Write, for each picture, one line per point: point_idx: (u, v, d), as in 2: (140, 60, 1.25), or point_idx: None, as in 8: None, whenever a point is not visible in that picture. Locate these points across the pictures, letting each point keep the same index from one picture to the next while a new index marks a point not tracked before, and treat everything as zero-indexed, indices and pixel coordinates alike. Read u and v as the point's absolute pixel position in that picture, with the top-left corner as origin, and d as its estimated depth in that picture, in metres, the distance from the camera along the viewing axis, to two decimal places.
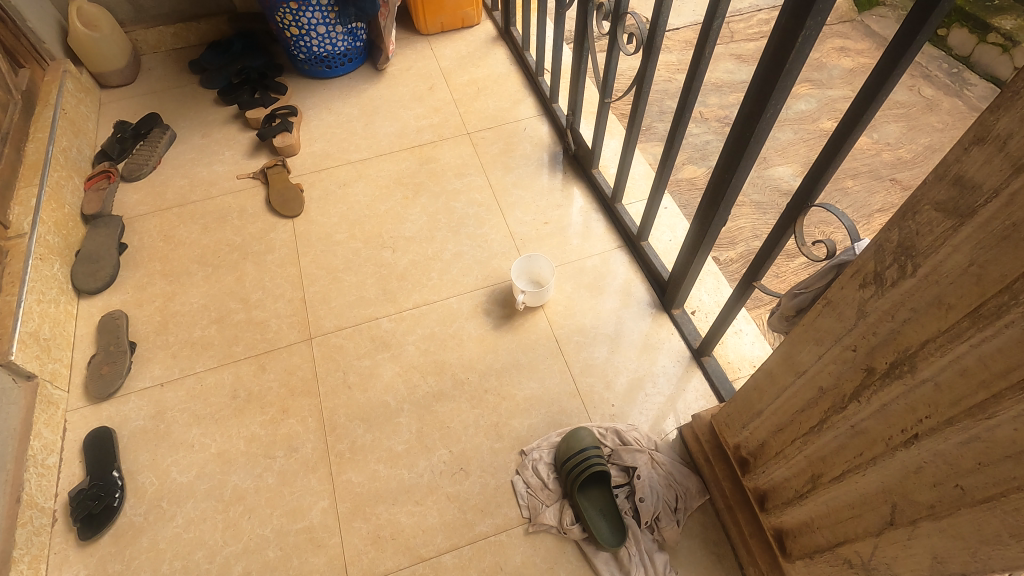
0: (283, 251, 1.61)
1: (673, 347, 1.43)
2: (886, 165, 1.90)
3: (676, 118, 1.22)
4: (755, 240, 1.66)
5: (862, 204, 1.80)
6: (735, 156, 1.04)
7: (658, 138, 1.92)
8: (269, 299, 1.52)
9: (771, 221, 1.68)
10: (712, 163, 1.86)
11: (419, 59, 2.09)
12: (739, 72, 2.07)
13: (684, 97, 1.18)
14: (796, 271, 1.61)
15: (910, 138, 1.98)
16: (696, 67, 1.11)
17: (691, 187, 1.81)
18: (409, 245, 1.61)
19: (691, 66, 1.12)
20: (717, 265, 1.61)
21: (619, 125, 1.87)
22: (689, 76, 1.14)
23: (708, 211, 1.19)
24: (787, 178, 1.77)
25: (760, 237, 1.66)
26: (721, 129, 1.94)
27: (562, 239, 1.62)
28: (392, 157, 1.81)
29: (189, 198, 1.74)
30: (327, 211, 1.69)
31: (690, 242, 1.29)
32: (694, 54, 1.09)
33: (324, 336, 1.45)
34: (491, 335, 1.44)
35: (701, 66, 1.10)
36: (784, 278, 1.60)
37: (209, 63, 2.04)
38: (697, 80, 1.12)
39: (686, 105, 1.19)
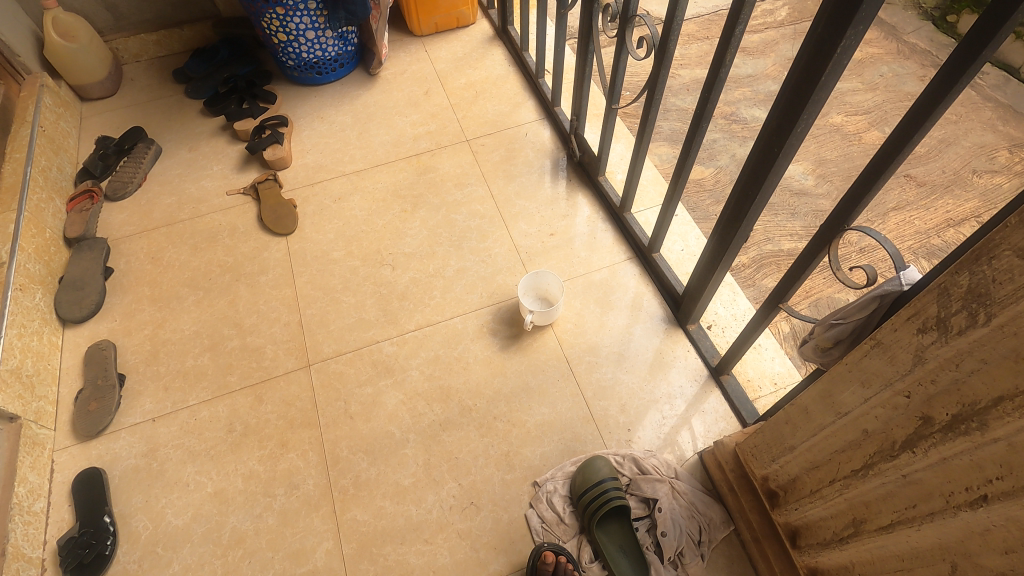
0: (277, 272, 1.54)
1: (689, 366, 1.36)
2: None
3: (692, 128, 1.15)
4: (769, 244, 1.59)
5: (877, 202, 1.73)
6: (760, 171, 0.96)
7: (665, 138, 1.84)
8: (265, 324, 1.45)
9: (784, 222, 1.61)
10: (720, 164, 1.79)
11: (413, 62, 2.00)
12: (745, 67, 1.98)
13: (701, 107, 1.10)
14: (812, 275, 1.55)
15: None
16: (716, 74, 1.02)
17: (698, 189, 1.74)
18: (409, 262, 1.54)
19: (710, 73, 1.04)
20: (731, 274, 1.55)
21: (625, 128, 1.78)
22: (706, 84, 1.06)
23: (729, 227, 1.12)
24: (798, 177, 1.71)
25: (773, 241, 1.59)
26: (728, 126, 1.86)
27: (569, 251, 1.54)
28: (388, 168, 1.73)
29: (177, 216, 1.66)
30: (322, 227, 1.61)
31: (709, 259, 1.22)
32: (713, 60, 1.01)
33: (323, 362, 1.38)
34: (498, 357, 1.38)
35: (722, 73, 1.01)
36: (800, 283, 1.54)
37: (194, 72, 1.95)
38: (716, 90, 1.05)
39: (704, 115, 1.11)
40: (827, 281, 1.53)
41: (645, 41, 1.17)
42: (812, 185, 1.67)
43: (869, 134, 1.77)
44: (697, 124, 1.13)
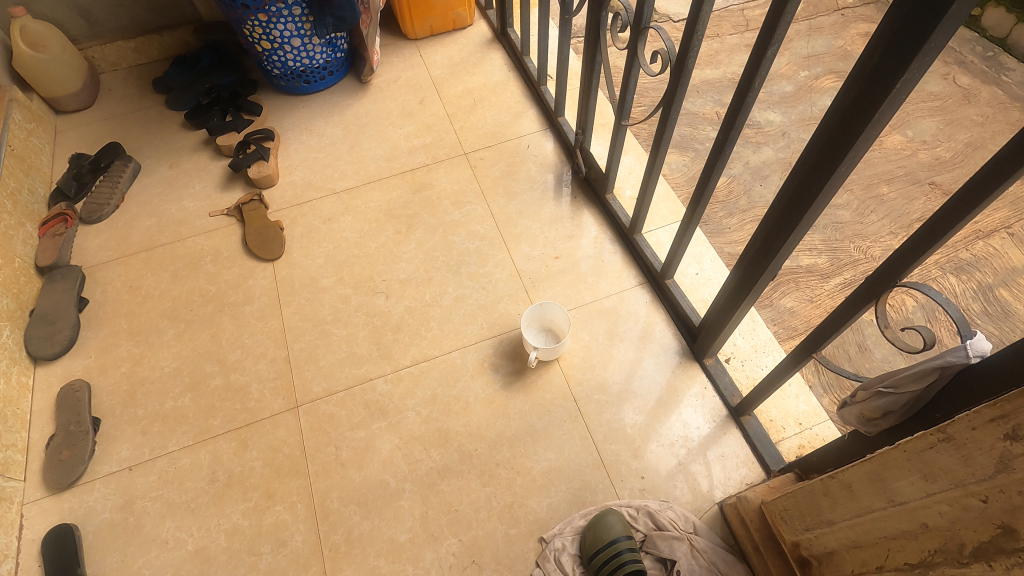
0: (262, 301, 1.44)
1: (706, 404, 1.26)
2: (923, 166, 1.61)
3: (713, 154, 1.04)
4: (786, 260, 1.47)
5: (900, 211, 1.53)
6: (792, 211, 0.85)
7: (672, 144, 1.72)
8: (250, 360, 1.35)
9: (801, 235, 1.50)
10: (734, 173, 1.67)
11: (407, 68, 1.88)
12: None
13: (723, 133, 0.99)
14: (832, 294, 1.39)
15: (948, 134, 1.68)
16: (741, 99, 0.91)
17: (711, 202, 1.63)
18: (404, 289, 1.44)
19: (735, 97, 0.92)
20: None
21: (633, 138, 1.67)
22: (730, 108, 0.95)
23: (754, 265, 1.01)
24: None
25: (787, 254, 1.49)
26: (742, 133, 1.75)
27: (575, 276, 1.44)
28: (381, 185, 1.62)
29: (157, 240, 1.55)
30: (311, 251, 1.51)
31: (731, 296, 1.12)
32: (740, 85, 0.90)
33: (311, 403, 1.29)
34: (500, 395, 1.28)
35: (749, 98, 0.90)
36: (819, 303, 1.39)
37: (174, 82, 1.83)
38: (741, 115, 0.93)
39: (726, 142, 1.00)
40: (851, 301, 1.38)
41: (660, 54, 1.05)
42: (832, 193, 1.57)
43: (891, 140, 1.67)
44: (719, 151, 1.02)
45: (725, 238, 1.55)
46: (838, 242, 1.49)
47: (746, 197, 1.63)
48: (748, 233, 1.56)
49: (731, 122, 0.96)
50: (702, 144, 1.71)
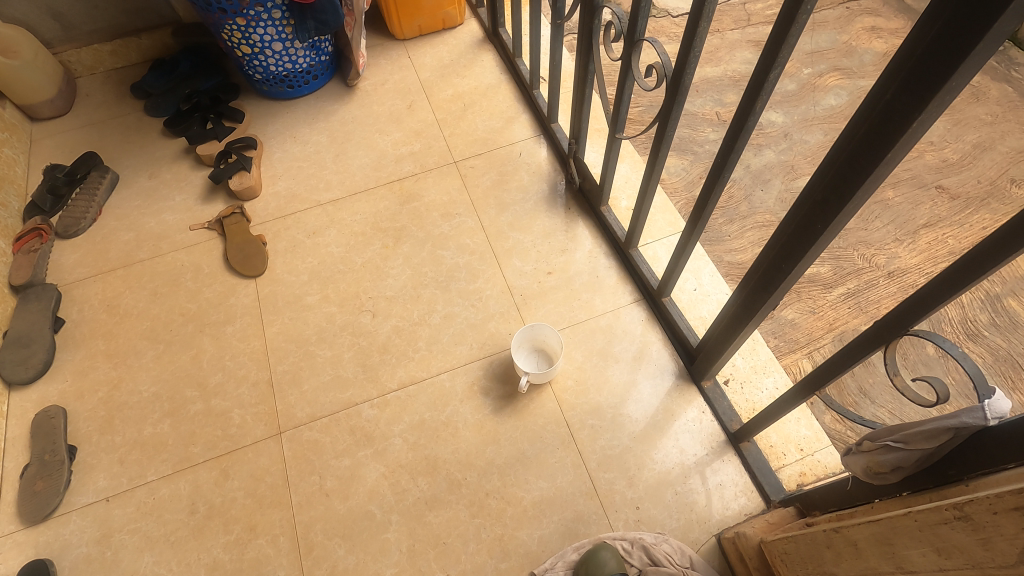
0: (245, 321, 1.39)
1: (704, 429, 1.21)
2: (930, 168, 1.53)
3: (712, 176, 0.98)
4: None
5: (905, 216, 1.46)
6: (795, 245, 0.79)
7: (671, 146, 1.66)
8: (231, 384, 1.30)
9: None
10: (734, 177, 1.61)
11: (395, 71, 1.81)
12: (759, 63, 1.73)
13: (722, 155, 0.93)
14: (835, 304, 1.34)
15: (957, 134, 1.59)
16: (743, 121, 0.85)
17: None
18: (391, 307, 1.39)
19: (735, 118, 0.87)
20: None
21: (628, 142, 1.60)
22: (730, 131, 0.89)
23: (754, 295, 0.95)
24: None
25: None
26: None
27: (569, 293, 1.39)
28: (367, 196, 1.57)
29: (136, 256, 1.50)
30: (295, 266, 1.46)
31: (730, 322, 1.06)
32: (740, 107, 0.84)
33: (295, 430, 1.24)
34: (490, 421, 1.23)
35: (750, 121, 0.84)
36: (823, 314, 1.33)
37: (153, 88, 1.76)
38: (742, 137, 0.88)
39: (726, 165, 0.94)
40: (855, 312, 1.32)
41: (655, 68, 0.99)
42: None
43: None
44: (717, 173, 0.97)
45: (726, 246, 1.53)
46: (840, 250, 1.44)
47: (747, 202, 1.57)
48: (748, 241, 1.53)
49: (731, 144, 0.91)
50: (702, 146, 1.63)
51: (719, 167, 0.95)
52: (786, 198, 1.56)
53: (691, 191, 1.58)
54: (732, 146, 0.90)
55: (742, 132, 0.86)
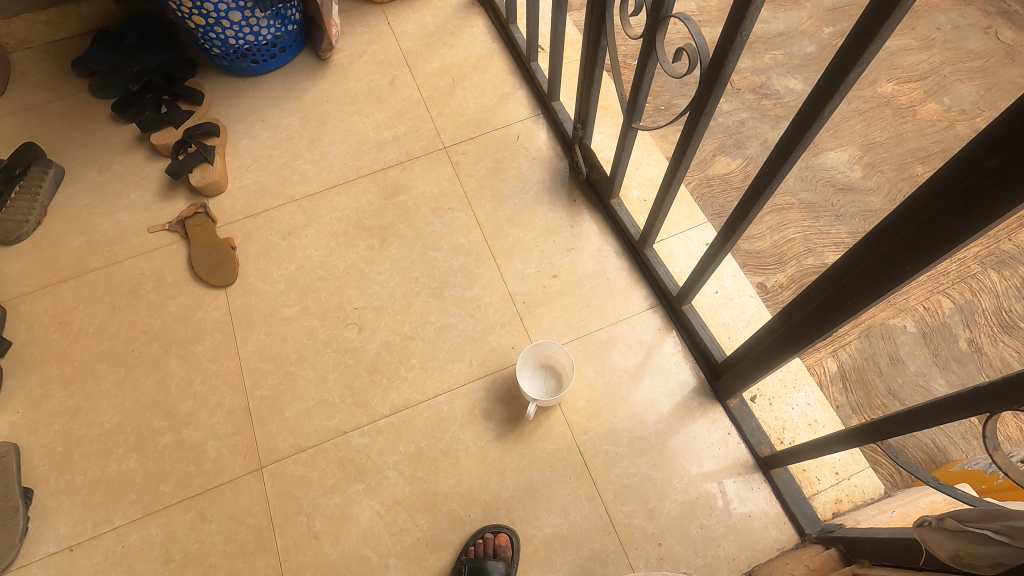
0: (215, 338, 1.24)
1: (730, 452, 1.10)
2: None
3: (755, 185, 0.83)
4: (809, 256, 1.23)
5: None
6: (870, 281, 0.66)
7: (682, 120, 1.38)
8: (204, 412, 1.17)
9: (828, 228, 1.23)
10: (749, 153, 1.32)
11: (373, 40, 1.60)
12: None
13: (770, 164, 0.78)
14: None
15: None
16: (803, 128, 0.70)
17: (725, 188, 1.34)
18: (379, 319, 1.24)
19: (792, 125, 0.71)
20: (764, 298, 1.24)
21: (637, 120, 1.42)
22: (782, 137, 0.74)
23: (801, 326, 0.81)
24: (841, 165, 1.25)
25: (815, 254, 1.22)
26: (758, 101, 1.31)
27: (577, 299, 1.25)
28: (348, 189, 1.39)
29: (88, 264, 1.33)
30: (270, 274, 1.30)
31: (766, 349, 0.94)
32: (802, 110, 0.68)
33: (277, 464, 1.12)
34: (494, 448, 1.11)
35: (813, 129, 0.69)
36: None
37: (97, 64, 1.53)
38: (799, 148, 0.72)
39: (774, 175, 0.78)
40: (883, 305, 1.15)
41: (686, 52, 0.82)
42: (864, 174, 1.23)
43: (926, 107, 1.16)
44: (760, 185, 0.81)
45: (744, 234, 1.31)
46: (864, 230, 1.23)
47: None
48: (765, 227, 1.28)
49: (782, 154, 0.75)
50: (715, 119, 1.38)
51: (765, 178, 0.80)
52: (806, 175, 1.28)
53: (703, 170, 1.36)
54: (785, 156, 0.75)
55: (800, 142, 0.71)
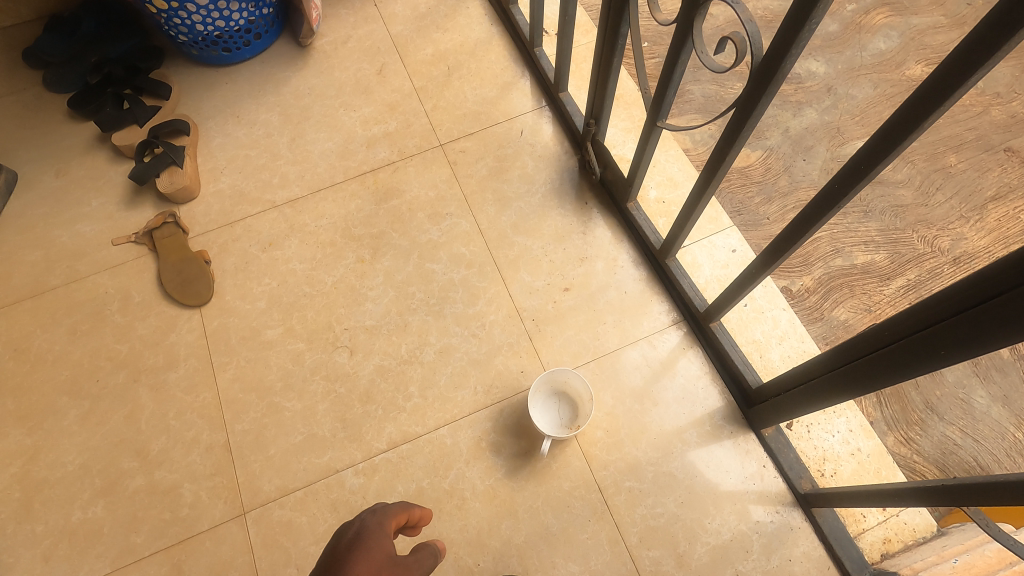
0: (190, 365, 1.11)
1: (766, 486, 1.00)
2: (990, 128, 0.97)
3: (816, 204, 0.71)
4: (837, 258, 1.05)
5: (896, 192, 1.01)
6: (978, 332, 0.55)
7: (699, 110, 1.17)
8: (179, 450, 1.05)
9: (854, 226, 1.04)
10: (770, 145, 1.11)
11: (359, 24, 1.45)
12: None
13: (839, 181, 0.66)
14: (893, 301, 0.98)
15: None
16: (890, 142, 0.58)
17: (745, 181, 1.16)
18: (372, 341, 1.12)
19: (875, 137, 0.60)
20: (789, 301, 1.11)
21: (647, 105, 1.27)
22: (861, 151, 0.62)
23: (872, 367, 0.71)
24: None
25: (844, 256, 1.05)
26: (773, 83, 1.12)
27: (592, 315, 1.13)
28: (335, 193, 1.26)
29: (45, 281, 1.19)
30: (249, 291, 1.17)
31: (819, 384, 0.83)
32: (891, 121, 0.57)
33: (262, 508, 1.00)
34: (504, 487, 1.00)
35: (904, 143, 0.57)
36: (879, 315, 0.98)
37: (50, 55, 1.37)
38: (882, 165, 0.61)
39: (843, 194, 0.66)
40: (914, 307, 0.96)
41: (732, 40, 0.70)
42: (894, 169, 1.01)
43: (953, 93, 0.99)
44: (824, 204, 0.70)
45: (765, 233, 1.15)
46: (890, 227, 1.01)
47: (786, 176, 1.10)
48: None
49: (858, 170, 0.64)
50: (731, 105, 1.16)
51: (831, 197, 0.68)
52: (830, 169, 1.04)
53: None
54: (861, 174, 0.63)
55: (883, 157, 0.59)
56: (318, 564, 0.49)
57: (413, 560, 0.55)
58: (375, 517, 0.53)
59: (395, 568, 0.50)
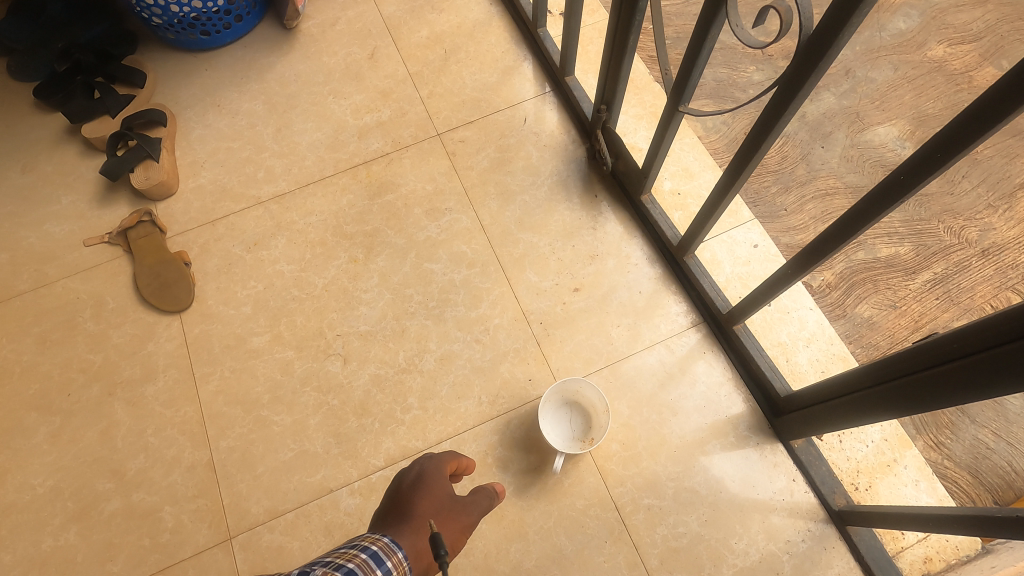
0: (170, 376, 1.03)
1: (796, 502, 0.93)
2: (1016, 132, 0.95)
3: (872, 199, 0.64)
4: (858, 249, 0.99)
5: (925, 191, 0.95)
6: None
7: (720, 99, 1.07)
8: (159, 470, 0.96)
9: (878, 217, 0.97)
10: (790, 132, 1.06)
11: (348, 5, 1.35)
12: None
13: (904, 173, 0.59)
14: (921, 295, 0.94)
15: None
16: (976, 130, 0.51)
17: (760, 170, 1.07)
18: (367, 349, 1.04)
19: (955, 125, 0.53)
20: (812, 299, 1.02)
21: (656, 87, 1.18)
22: (935, 139, 0.55)
23: (935, 380, 0.64)
24: (891, 144, 1.00)
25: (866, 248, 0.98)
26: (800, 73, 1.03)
27: (605, 317, 1.05)
28: (325, 188, 1.17)
29: (11, 287, 1.10)
30: (234, 295, 1.08)
31: (866, 396, 0.75)
32: (983, 104, 0.50)
33: (250, 533, 0.92)
34: (513, 507, 0.92)
35: (993, 130, 0.50)
36: (905, 310, 0.94)
37: (13, 40, 1.26)
38: (964, 152, 0.54)
39: (909, 188, 0.60)
40: (943, 302, 0.92)
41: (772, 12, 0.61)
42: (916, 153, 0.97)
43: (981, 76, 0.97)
44: (884, 198, 0.63)
45: (783, 227, 1.06)
46: (913, 217, 0.96)
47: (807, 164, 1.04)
48: (812, 217, 1.03)
49: (932, 157, 0.56)
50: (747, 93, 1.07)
51: (891, 191, 0.61)
52: (851, 157, 1.02)
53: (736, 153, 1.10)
54: (936, 162, 0.56)
55: (964, 147, 0.53)
56: (390, 496, 0.66)
57: (477, 492, 0.69)
58: (432, 463, 0.68)
59: (453, 505, 0.65)
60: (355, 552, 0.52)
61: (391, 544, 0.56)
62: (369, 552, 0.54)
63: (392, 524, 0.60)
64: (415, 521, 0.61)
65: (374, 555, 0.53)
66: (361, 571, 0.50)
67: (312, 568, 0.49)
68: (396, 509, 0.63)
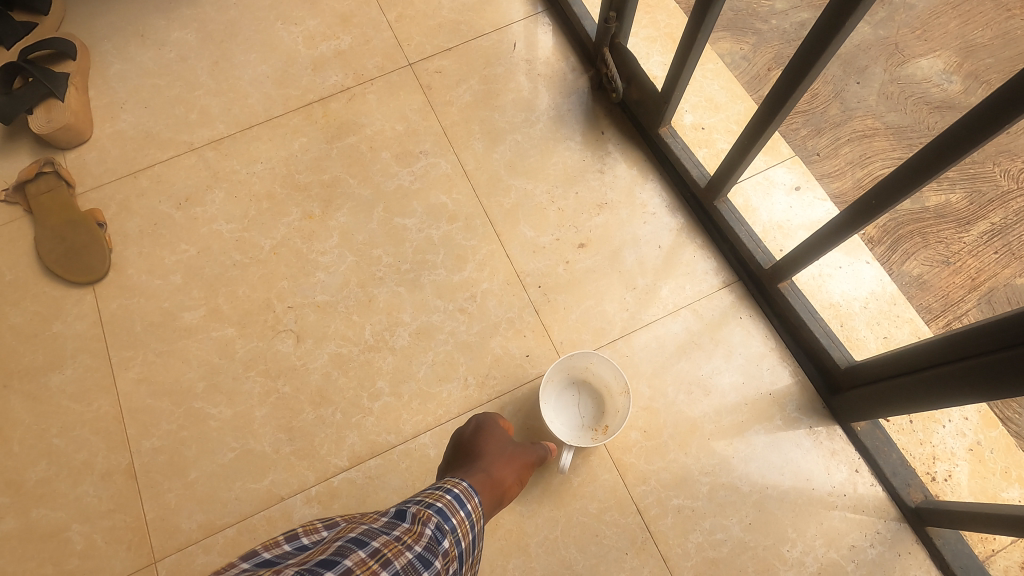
0: (81, 363, 0.83)
1: (861, 498, 0.75)
2: None
3: None
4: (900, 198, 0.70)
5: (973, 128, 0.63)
6: None
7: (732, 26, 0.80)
8: (65, 480, 0.77)
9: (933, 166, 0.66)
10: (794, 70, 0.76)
11: None
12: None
13: None
14: (978, 253, 0.66)
15: None
16: None
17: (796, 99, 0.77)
18: (325, 324, 0.84)
19: None
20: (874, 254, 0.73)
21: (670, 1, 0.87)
22: None
23: None
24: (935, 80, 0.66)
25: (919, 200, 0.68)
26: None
27: (619, 275, 0.86)
28: (272, 132, 0.96)
29: None
30: (160, 262, 0.88)
31: (943, 379, 0.59)
32: None
33: (180, 555, 0.73)
34: (508, 514, 0.74)
35: None
36: (962, 268, 0.68)
37: None
38: None
39: None
40: (1007, 258, 0.65)
41: None
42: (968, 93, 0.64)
43: None
44: None
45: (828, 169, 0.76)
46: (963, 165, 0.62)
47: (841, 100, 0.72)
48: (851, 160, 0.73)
49: None
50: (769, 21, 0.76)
51: None
52: (892, 93, 0.69)
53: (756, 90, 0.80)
54: None
55: None
56: (451, 447, 0.68)
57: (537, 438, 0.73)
58: (485, 414, 0.70)
59: (516, 446, 0.67)
60: (441, 492, 0.50)
61: (470, 486, 0.53)
62: (451, 493, 0.51)
63: (460, 468, 0.62)
64: (489, 459, 0.63)
65: (458, 496, 0.50)
66: (449, 513, 0.47)
67: (405, 504, 0.47)
68: (460, 456, 0.65)
